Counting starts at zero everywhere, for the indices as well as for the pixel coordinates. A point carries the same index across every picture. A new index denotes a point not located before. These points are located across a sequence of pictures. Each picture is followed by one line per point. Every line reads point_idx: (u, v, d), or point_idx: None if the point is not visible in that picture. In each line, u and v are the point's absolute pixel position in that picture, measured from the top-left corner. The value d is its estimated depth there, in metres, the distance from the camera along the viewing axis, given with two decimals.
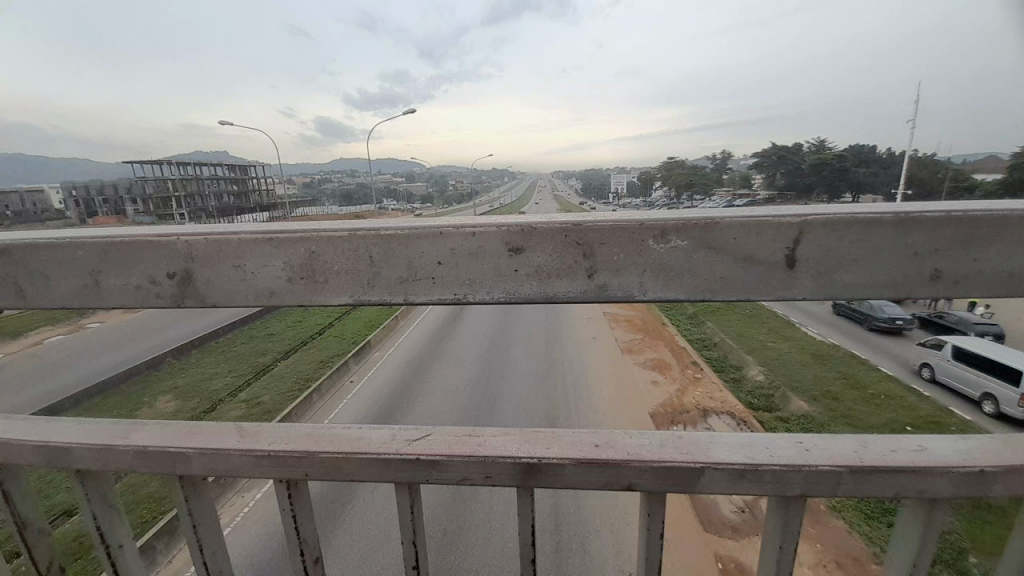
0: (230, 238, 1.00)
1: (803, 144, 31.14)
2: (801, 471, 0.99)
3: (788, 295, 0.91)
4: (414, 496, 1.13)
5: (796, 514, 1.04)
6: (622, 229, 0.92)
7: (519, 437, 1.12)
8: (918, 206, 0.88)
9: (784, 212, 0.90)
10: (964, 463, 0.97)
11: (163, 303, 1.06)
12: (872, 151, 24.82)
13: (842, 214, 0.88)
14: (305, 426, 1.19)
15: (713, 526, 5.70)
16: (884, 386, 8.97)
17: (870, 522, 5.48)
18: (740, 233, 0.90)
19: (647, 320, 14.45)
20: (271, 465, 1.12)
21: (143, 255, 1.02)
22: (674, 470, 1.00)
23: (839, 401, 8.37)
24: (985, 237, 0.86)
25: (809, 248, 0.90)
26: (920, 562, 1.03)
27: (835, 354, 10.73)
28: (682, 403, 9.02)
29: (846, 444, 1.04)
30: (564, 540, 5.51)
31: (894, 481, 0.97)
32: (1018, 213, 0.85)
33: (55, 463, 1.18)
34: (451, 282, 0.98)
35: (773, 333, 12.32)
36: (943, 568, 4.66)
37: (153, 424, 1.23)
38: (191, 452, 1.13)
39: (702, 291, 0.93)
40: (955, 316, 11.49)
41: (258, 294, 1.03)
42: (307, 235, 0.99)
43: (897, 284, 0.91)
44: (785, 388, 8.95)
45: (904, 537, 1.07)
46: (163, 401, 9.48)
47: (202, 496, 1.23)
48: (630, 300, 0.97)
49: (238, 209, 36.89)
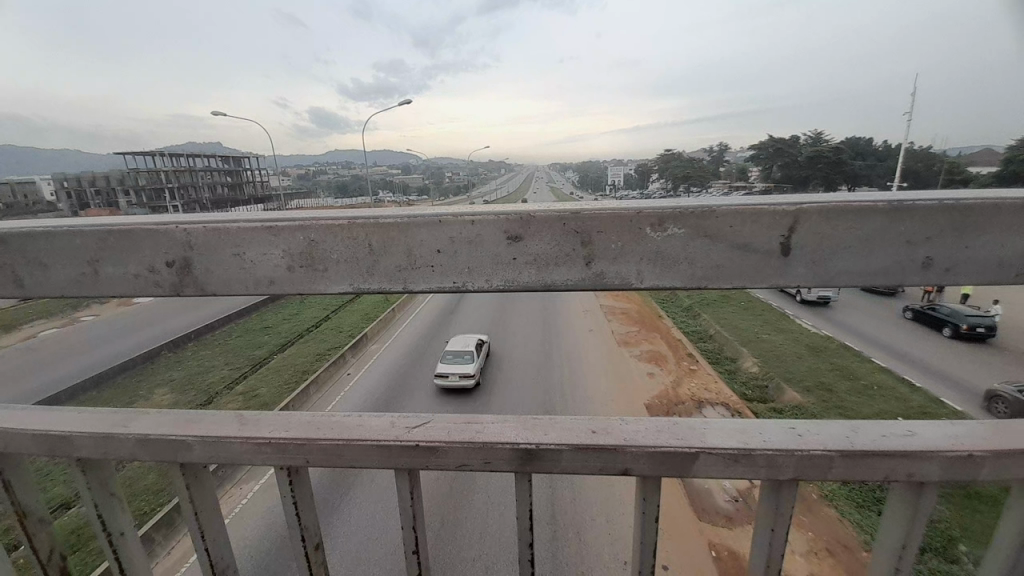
0: (229, 226, 1.00)
1: (800, 136, 31.23)
2: (794, 455, 1.01)
3: (782, 281, 0.93)
4: (414, 483, 1.15)
5: (789, 498, 1.07)
6: (620, 217, 0.93)
7: (518, 424, 1.13)
8: (913, 195, 0.89)
9: (780, 201, 0.91)
10: (952, 448, 0.99)
11: (163, 291, 1.06)
12: (868, 145, 24.94)
13: (839, 201, 0.89)
14: (304, 414, 1.21)
15: (707, 515, 5.79)
16: (877, 377, 9.06)
17: (861, 511, 5.58)
18: (737, 221, 0.91)
19: (644, 313, 14.51)
20: (272, 453, 1.13)
21: (140, 242, 1.02)
22: (670, 455, 1.02)
23: (833, 393, 8.47)
24: (977, 224, 0.88)
25: (804, 235, 0.91)
26: (908, 541, 1.07)
27: (830, 346, 10.82)
28: (678, 394, 9.10)
29: (838, 429, 1.07)
30: (561, 529, 5.57)
31: (885, 465, 1.00)
32: (1011, 201, 0.86)
33: (56, 452, 1.19)
34: (450, 271, 0.99)
35: (769, 325, 12.43)
36: (933, 556, 4.74)
37: (154, 413, 1.24)
38: (192, 441, 1.14)
39: (698, 280, 0.95)
40: (948, 308, 11.50)
41: (258, 282, 1.04)
42: (307, 224, 0.99)
43: (888, 272, 0.92)
44: (779, 380, 9.07)
45: (892, 520, 1.10)
46: (160, 394, 9.48)
47: (203, 484, 1.24)
48: (627, 288, 0.98)
49: (231, 201, 36.46)
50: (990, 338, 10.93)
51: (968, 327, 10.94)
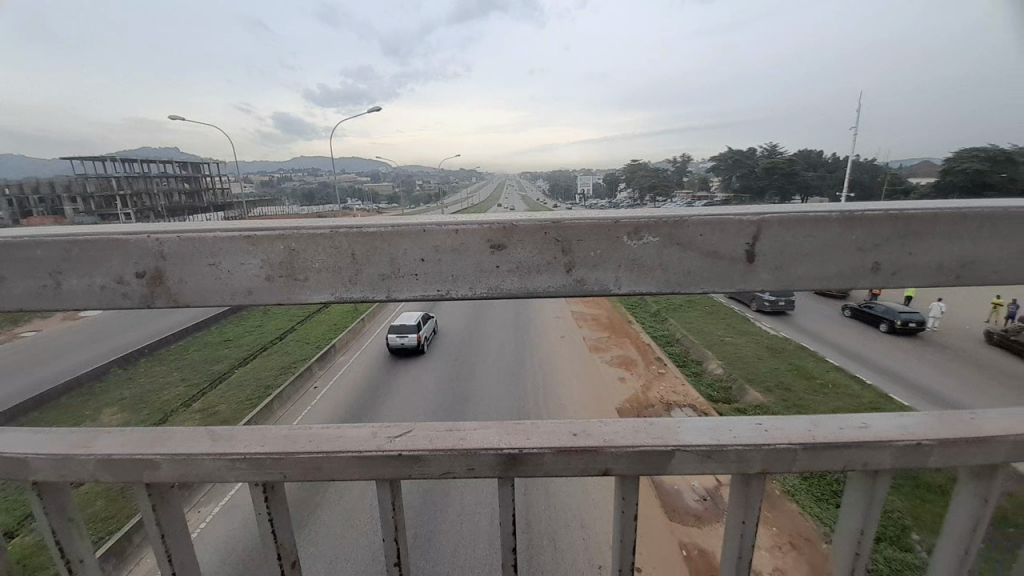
0: (204, 236, 0.98)
1: (757, 149, 33.02)
2: (762, 450, 1.07)
3: (747, 287, 0.99)
4: (396, 493, 1.15)
5: (757, 491, 1.13)
6: (598, 228, 0.97)
7: (499, 429, 1.15)
8: (861, 206, 0.98)
9: (744, 212, 0.97)
10: (903, 437, 1.08)
11: (131, 303, 1.02)
12: (819, 158, 26.48)
13: (795, 213, 0.97)
14: (281, 427, 1.18)
15: (678, 515, 5.91)
16: (831, 375, 9.58)
17: (820, 504, 5.84)
18: (706, 230, 0.97)
19: (613, 318, 14.85)
20: (246, 468, 1.10)
21: (108, 253, 0.98)
22: (647, 454, 1.07)
23: (791, 391, 8.87)
24: (915, 232, 0.97)
25: (766, 243, 0.98)
26: (867, 526, 1.14)
27: (788, 347, 11.34)
28: (647, 398, 9.28)
29: (801, 424, 1.14)
30: (536, 537, 5.56)
31: (843, 456, 1.07)
32: (947, 212, 0.95)
33: (10, 475, 1.12)
34: (434, 279, 1.00)
35: (731, 328, 12.93)
36: (887, 545, 5.02)
37: (118, 430, 1.18)
38: (160, 459, 1.09)
39: (672, 285, 1.00)
40: (882, 307, 12.48)
41: (235, 293, 1.02)
42: (287, 233, 0.98)
43: (843, 275, 1.00)
44: (742, 380, 9.45)
45: (851, 507, 1.17)
46: (109, 414, 8.88)
47: (170, 503, 1.19)
48: (605, 295, 1.02)
49: (190, 209, 34.74)
50: (920, 331, 11.94)
51: (901, 322, 11.90)
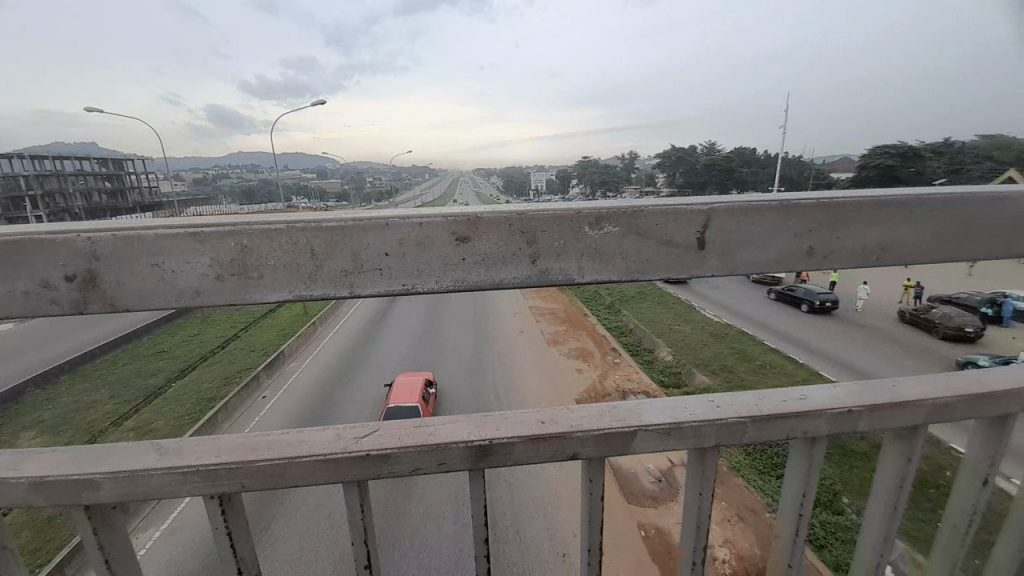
0: (144, 234, 0.91)
1: (699, 147, 34.80)
2: (715, 425, 1.14)
3: (699, 272, 1.06)
4: (364, 495, 1.13)
5: (713, 464, 1.20)
6: (562, 219, 1.00)
7: (468, 422, 1.16)
8: (796, 196, 1.06)
9: (693, 202, 1.03)
10: (837, 405, 1.18)
11: (61, 309, 0.93)
12: (753, 155, 28.28)
13: (741, 202, 1.03)
14: (236, 435, 1.12)
15: (635, 497, 6.16)
16: (768, 356, 10.32)
17: (763, 476, 6.30)
18: (661, 219, 1.02)
19: (569, 311, 15.18)
20: (202, 481, 1.04)
21: (33, 253, 0.89)
22: (612, 436, 1.11)
23: (734, 373, 9.49)
24: (844, 218, 1.07)
25: (715, 230, 1.04)
26: (808, 490, 1.25)
27: (730, 332, 12.09)
28: (604, 387, 9.59)
29: (749, 398, 1.23)
30: (500, 531, 5.60)
31: (785, 426, 1.17)
32: (869, 200, 1.05)
33: None
34: (398, 273, 0.99)
35: (679, 317, 13.58)
36: (823, 510, 5.49)
37: (50, 449, 1.08)
38: (102, 477, 1.01)
39: (631, 272, 1.05)
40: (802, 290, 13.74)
41: (182, 295, 0.96)
42: (239, 230, 0.94)
43: (782, 260, 1.09)
44: (689, 365, 9.98)
45: (793, 474, 1.28)
46: (25, 438, 8.02)
47: (114, 525, 1.10)
48: (569, 284, 1.05)
49: (112, 210, 31.70)
50: (832, 310, 13.32)
51: (820, 302, 13.20)
